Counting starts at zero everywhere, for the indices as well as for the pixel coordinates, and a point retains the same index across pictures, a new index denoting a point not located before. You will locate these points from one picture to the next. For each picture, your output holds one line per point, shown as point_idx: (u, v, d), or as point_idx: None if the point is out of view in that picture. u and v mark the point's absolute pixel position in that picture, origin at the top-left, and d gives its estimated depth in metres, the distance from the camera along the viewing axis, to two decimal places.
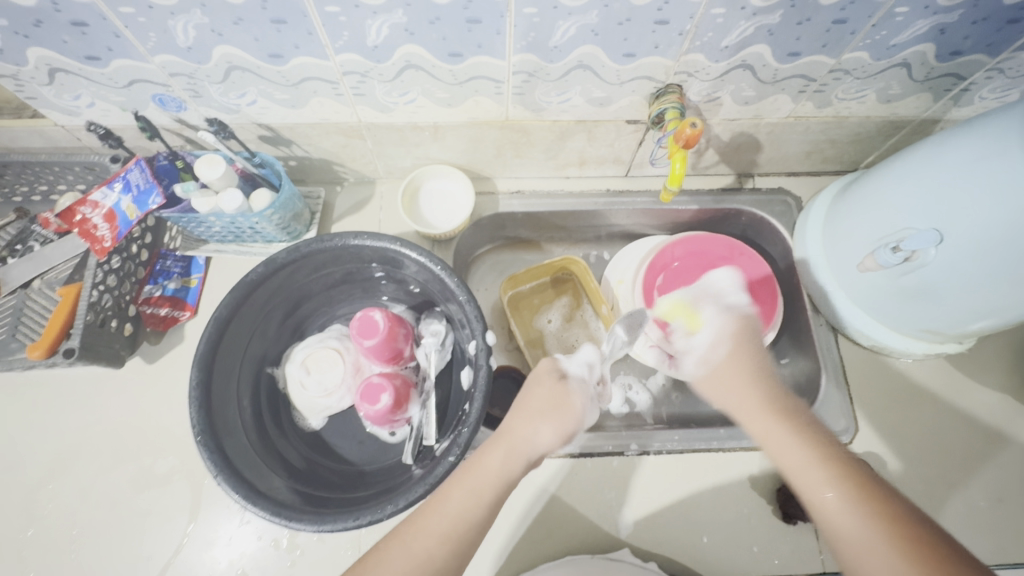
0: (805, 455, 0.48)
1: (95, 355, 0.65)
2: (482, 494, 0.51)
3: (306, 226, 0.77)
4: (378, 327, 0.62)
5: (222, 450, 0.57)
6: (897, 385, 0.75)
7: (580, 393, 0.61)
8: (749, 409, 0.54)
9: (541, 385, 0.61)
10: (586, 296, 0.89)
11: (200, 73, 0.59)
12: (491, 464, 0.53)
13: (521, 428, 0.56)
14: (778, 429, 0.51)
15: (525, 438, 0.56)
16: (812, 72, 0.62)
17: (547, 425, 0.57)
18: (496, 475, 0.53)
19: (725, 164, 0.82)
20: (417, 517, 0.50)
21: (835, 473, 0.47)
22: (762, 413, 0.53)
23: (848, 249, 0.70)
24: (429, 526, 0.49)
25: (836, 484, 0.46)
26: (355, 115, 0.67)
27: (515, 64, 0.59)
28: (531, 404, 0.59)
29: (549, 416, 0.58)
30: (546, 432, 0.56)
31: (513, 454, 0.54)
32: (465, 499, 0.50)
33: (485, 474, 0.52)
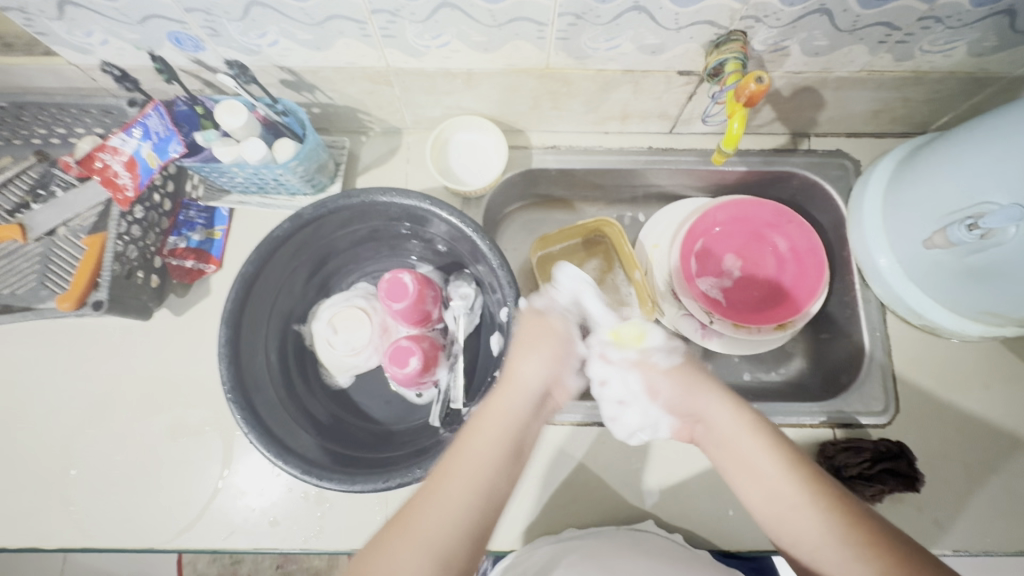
0: (774, 465, 0.48)
1: (123, 308, 0.64)
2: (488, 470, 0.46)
3: (331, 178, 0.73)
4: (408, 290, 0.60)
5: (253, 407, 0.57)
6: (946, 367, 0.71)
7: (562, 319, 0.58)
8: (725, 421, 0.51)
9: (528, 321, 0.57)
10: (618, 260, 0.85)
11: (218, 10, 0.54)
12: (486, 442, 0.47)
13: (521, 383, 0.52)
14: (729, 421, 0.51)
15: (519, 402, 0.51)
16: (898, 19, 0.55)
17: (540, 362, 0.53)
18: (496, 443, 0.48)
19: (781, 122, 0.75)
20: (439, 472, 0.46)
21: (802, 483, 0.47)
22: (748, 437, 0.50)
23: (914, 221, 0.65)
24: (448, 480, 0.45)
25: (815, 507, 0.45)
26: (383, 59, 0.62)
27: (562, 5, 0.53)
28: (527, 339, 0.55)
29: (535, 350, 0.54)
30: (538, 373, 0.53)
31: (512, 420, 0.50)
32: (480, 444, 0.47)
33: (485, 457, 0.46)
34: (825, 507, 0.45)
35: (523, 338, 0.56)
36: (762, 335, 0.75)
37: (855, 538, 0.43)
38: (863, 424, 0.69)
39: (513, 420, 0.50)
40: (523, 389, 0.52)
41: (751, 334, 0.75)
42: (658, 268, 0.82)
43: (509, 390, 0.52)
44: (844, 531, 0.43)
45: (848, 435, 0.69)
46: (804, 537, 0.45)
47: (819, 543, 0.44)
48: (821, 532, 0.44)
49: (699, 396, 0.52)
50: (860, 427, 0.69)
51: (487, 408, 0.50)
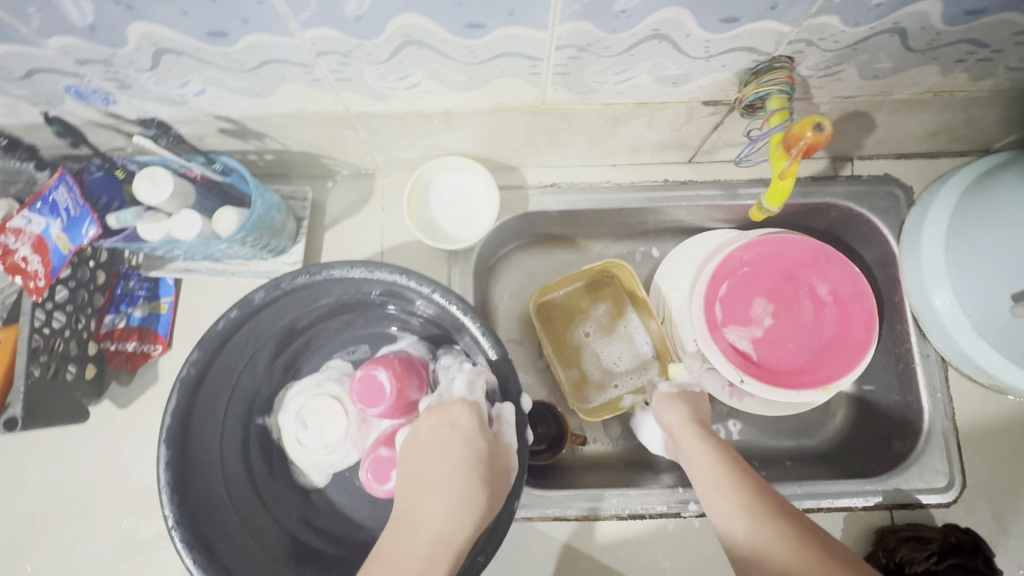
0: (711, 471, 0.49)
1: (47, 416, 0.54)
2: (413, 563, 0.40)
3: (292, 238, 0.62)
4: (385, 391, 0.50)
5: (206, 543, 0.47)
6: (1019, 430, 0.61)
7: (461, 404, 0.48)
8: (695, 454, 0.52)
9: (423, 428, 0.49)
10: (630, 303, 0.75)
11: (120, 59, 0.42)
12: (417, 528, 0.42)
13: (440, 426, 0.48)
14: (694, 452, 0.52)
15: (450, 460, 0.45)
16: (989, 35, 0.43)
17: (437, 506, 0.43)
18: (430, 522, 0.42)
19: (821, 147, 0.63)
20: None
21: (746, 492, 0.46)
22: (702, 458, 0.51)
23: (995, 270, 0.54)
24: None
25: (732, 493, 0.46)
26: (340, 103, 0.50)
27: (560, 37, 0.41)
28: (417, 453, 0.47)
29: (443, 450, 0.46)
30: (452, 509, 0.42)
31: (438, 491, 0.44)
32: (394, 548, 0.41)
33: (412, 540, 0.41)
34: (729, 481, 0.47)
35: (424, 433, 0.48)
36: (802, 398, 0.65)
37: (781, 532, 0.42)
38: (924, 503, 0.59)
39: (449, 478, 0.44)
40: (457, 454, 0.46)
41: (789, 396, 0.65)
42: (678, 316, 0.71)
43: (426, 457, 0.46)
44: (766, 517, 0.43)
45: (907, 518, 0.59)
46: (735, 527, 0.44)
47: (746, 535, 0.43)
48: (727, 495, 0.46)
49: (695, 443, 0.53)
50: (921, 507, 0.59)
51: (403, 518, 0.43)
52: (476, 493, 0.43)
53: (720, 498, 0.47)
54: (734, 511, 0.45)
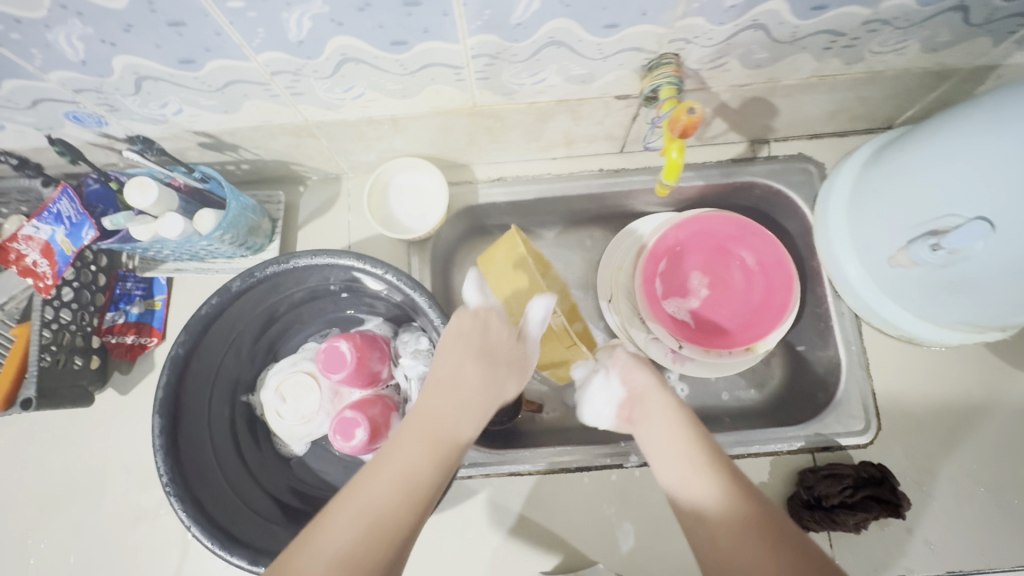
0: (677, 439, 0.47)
1: (57, 400, 0.62)
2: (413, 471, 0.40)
3: (268, 237, 0.70)
4: (346, 359, 0.57)
5: (195, 497, 0.55)
6: (930, 376, 0.68)
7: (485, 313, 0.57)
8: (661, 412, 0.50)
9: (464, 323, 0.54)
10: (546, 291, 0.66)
11: (108, 87, 0.50)
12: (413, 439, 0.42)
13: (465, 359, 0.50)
14: (664, 411, 0.50)
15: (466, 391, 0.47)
16: (841, 26, 0.51)
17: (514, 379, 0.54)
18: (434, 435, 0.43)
19: (736, 132, 0.71)
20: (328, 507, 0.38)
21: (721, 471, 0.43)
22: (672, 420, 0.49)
23: (882, 231, 0.61)
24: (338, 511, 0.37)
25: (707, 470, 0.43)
26: (299, 115, 0.58)
27: (473, 48, 0.49)
28: (457, 344, 0.51)
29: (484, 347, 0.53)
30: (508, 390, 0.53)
31: (445, 412, 0.45)
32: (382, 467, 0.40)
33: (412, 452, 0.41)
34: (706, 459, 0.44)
35: (461, 326, 0.54)
36: (734, 358, 0.72)
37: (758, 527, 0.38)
38: (843, 445, 0.66)
39: (453, 404, 0.46)
40: (469, 384, 0.48)
41: (722, 357, 0.73)
42: (623, 291, 0.78)
43: (455, 377, 0.48)
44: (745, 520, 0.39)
45: (828, 459, 0.65)
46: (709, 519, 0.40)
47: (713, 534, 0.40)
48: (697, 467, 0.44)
49: (651, 397, 0.53)
50: (841, 448, 0.66)
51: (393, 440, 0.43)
52: (472, 416, 0.46)
53: (686, 484, 0.43)
54: (701, 486, 0.42)
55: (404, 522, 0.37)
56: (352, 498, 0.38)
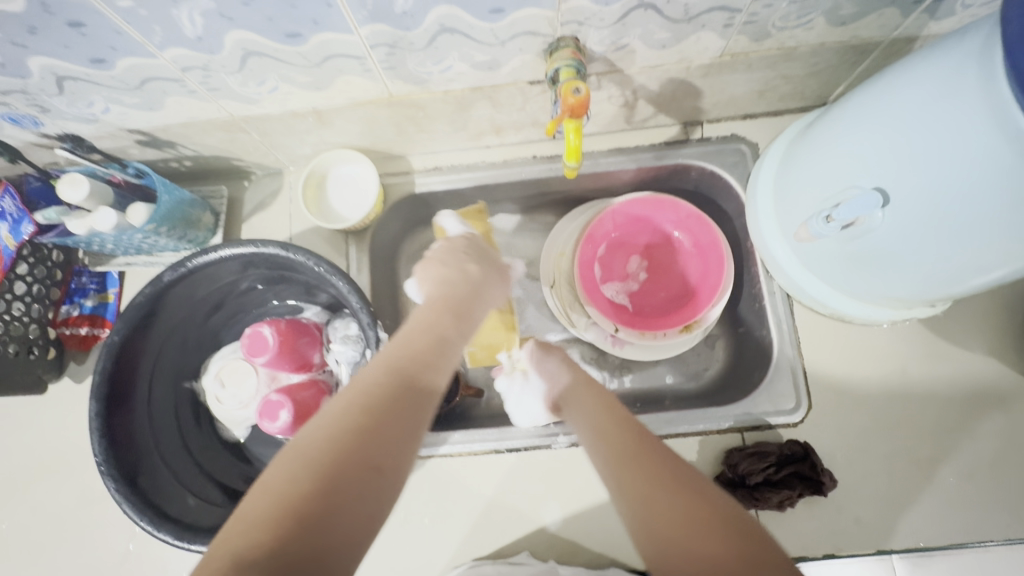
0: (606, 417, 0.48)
1: (8, 386, 0.66)
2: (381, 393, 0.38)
3: (210, 230, 0.73)
4: (268, 344, 0.60)
5: (129, 477, 0.57)
6: (862, 354, 0.67)
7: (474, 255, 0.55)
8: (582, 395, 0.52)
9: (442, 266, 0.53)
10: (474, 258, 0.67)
11: (32, 88, 0.53)
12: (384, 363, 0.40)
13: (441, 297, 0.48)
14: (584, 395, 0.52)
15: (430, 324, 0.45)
16: (734, 2, 0.51)
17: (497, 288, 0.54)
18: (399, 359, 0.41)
19: (665, 114, 0.71)
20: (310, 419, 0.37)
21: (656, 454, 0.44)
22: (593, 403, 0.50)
23: (799, 208, 0.60)
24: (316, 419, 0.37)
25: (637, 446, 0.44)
26: (223, 110, 0.61)
27: (368, 37, 0.51)
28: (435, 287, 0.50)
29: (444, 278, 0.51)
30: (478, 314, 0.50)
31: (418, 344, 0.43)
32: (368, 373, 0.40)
33: (385, 374, 0.39)
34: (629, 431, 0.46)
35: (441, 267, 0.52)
36: (670, 339, 0.72)
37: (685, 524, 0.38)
38: (772, 424, 0.66)
39: (431, 334, 0.44)
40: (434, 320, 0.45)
41: (658, 339, 0.72)
42: (563, 277, 0.77)
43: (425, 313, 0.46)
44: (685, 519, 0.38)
45: (757, 438, 0.65)
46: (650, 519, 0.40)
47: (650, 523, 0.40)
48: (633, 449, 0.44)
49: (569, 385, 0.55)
50: (770, 428, 0.66)
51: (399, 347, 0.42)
52: (444, 345, 0.44)
53: (627, 478, 0.42)
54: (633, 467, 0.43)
55: (364, 439, 0.35)
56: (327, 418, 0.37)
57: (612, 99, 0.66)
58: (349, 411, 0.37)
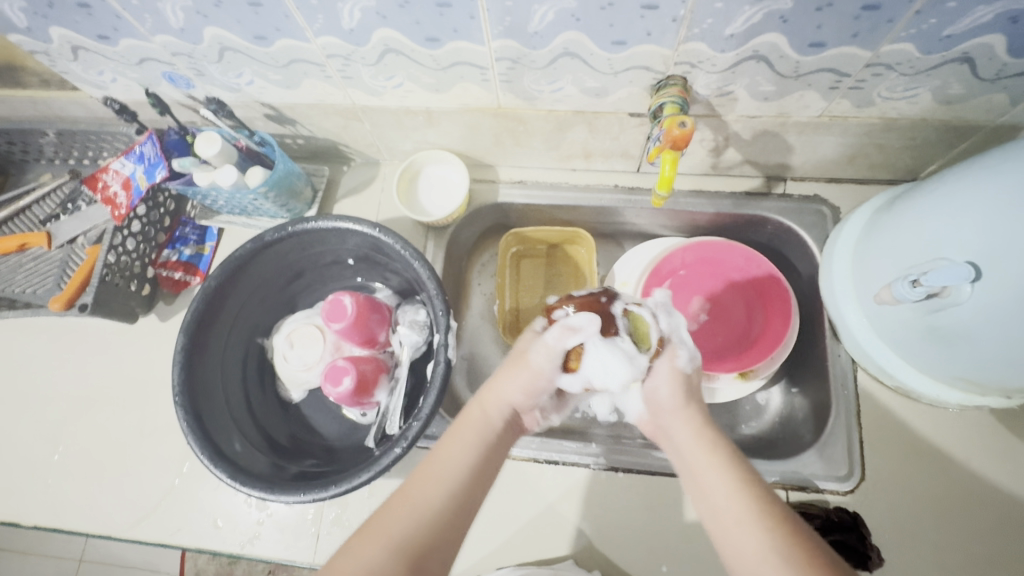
0: (707, 464, 0.46)
1: (108, 310, 0.72)
2: (456, 483, 0.47)
3: (307, 204, 0.79)
4: (346, 312, 0.65)
5: (197, 411, 0.60)
6: (924, 434, 0.65)
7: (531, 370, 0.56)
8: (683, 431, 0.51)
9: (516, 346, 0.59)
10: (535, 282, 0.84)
11: (197, 54, 0.61)
12: (455, 459, 0.49)
13: (492, 392, 0.55)
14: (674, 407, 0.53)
15: (484, 421, 0.53)
16: (844, 66, 0.53)
17: (516, 385, 0.55)
18: (468, 457, 0.49)
19: (750, 165, 0.73)
20: (403, 491, 0.46)
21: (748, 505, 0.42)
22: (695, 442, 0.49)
23: (878, 272, 0.60)
24: (410, 496, 0.45)
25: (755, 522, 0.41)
26: (348, 97, 0.67)
27: (496, 51, 0.56)
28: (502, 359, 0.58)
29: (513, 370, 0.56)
30: (513, 394, 0.55)
31: (478, 448, 0.50)
32: (449, 458, 0.49)
33: (456, 473, 0.48)
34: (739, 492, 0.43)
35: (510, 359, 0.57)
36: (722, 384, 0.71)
37: (761, 521, 0.41)
38: (822, 489, 0.64)
39: (487, 434, 0.52)
40: (486, 418, 0.53)
41: (710, 381, 0.72)
42: None
43: (470, 404, 0.55)
44: (747, 516, 0.42)
45: (802, 499, 0.64)
46: (719, 511, 0.44)
47: (731, 527, 0.42)
48: (728, 499, 0.43)
49: (672, 412, 0.53)
50: (817, 492, 0.64)
51: (462, 427, 0.53)
52: (504, 444, 0.53)
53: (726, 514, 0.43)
54: (729, 504, 0.43)
55: (449, 522, 0.45)
56: (413, 488, 0.46)
57: (703, 142, 0.69)
58: (436, 493, 0.46)
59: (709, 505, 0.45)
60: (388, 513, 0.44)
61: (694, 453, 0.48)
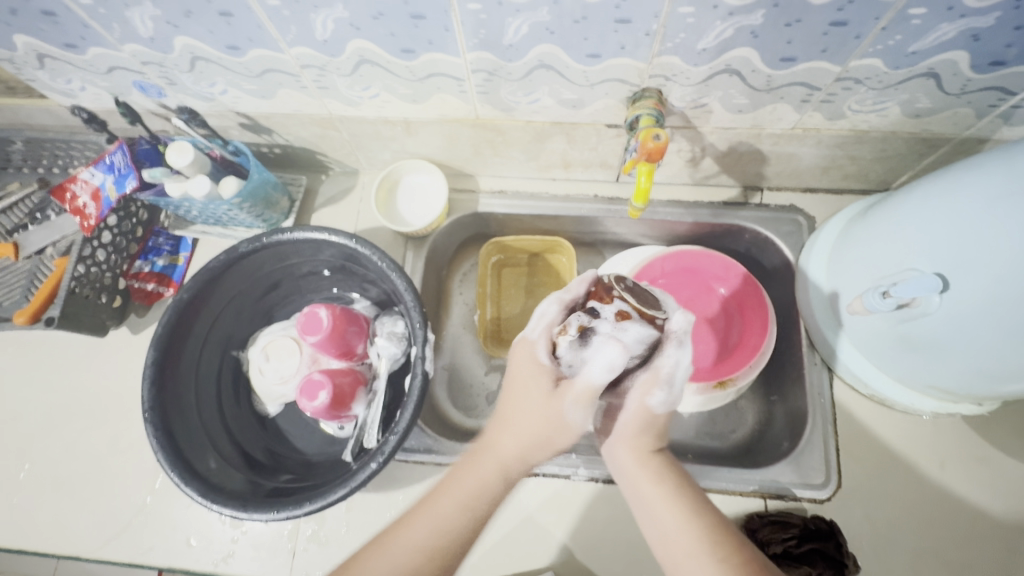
0: (674, 515, 0.45)
1: (76, 324, 0.70)
2: (434, 543, 0.45)
3: (284, 214, 0.78)
4: (322, 324, 0.64)
5: (168, 428, 0.58)
6: (899, 440, 0.66)
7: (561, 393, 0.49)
8: (640, 469, 0.49)
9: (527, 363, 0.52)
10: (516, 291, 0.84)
11: (168, 63, 0.60)
12: (441, 515, 0.47)
13: (489, 444, 0.50)
14: (641, 473, 0.49)
15: (482, 482, 0.48)
16: (815, 80, 0.54)
17: (533, 421, 0.50)
18: (455, 510, 0.47)
19: (727, 175, 0.74)
20: (380, 546, 0.46)
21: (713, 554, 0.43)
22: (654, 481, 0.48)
23: (851, 283, 0.61)
24: (386, 558, 0.45)
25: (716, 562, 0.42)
26: (324, 107, 0.66)
27: (472, 62, 0.55)
28: (518, 386, 0.51)
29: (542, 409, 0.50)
30: (529, 432, 0.49)
31: (472, 495, 0.47)
32: (438, 512, 0.47)
33: (441, 528, 0.46)
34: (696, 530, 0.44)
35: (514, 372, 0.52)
36: (702, 392, 0.72)
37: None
38: (799, 497, 0.64)
39: (496, 486, 0.48)
40: (496, 470, 0.49)
41: (690, 390, 0.72)
42: None
43: (485, 443, 0.51)
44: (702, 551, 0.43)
45: (780, 507, 0.64)
46: (672, 544, 0.45)
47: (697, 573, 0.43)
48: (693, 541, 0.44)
49: (633, 452, 0.50)
50: (795, 499, 0.64)
51: (462, 471, 0.49)
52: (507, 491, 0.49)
53: (685, 553, 0.44)
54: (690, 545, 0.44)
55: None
56: (387, 551, 0.45)
57: (680, 153, 0.69)
58: (414, 553, 0.45)
59: (665, 542, 0.45)
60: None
61: (655, 494, 0.47)
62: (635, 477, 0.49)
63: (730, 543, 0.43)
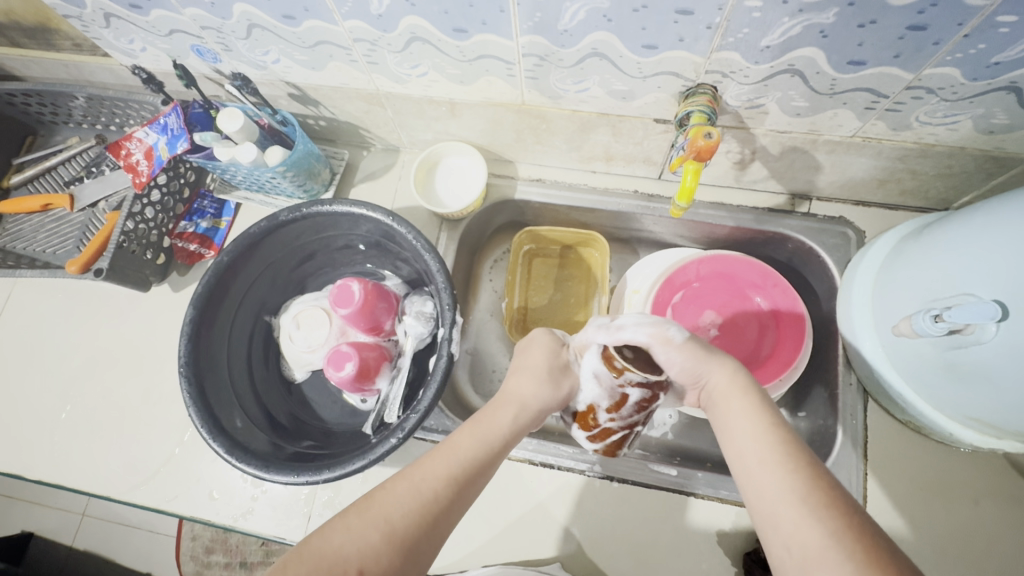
0: (747, 423, 0.45)
1: (123, 277, 0.72)
2: (459, 475, 0.44)
3: (324, 185, 0.79)
4: (354, 299, 0.65)
5: (200, 383, 0.60)
6: (932, 470, 0.64)
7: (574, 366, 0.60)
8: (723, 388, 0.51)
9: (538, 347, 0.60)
10: (545, 282, 0.83)
11: (226, 29, 0.61)
12: (465, 450, 0.46)
13: (516, 398, 0.54)
14: (728, 391, 0.50)
15: (505, 425, 0.50)
16: (882, 87, 0.51)
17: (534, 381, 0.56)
18: (477, 449, 0.46)
19: (775, 180, 0.71)
20: (409, 467, 0.43)
21: (785, 461, 0.41)
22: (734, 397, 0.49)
23: (899, 302, 0.58)
24: (413, 475, 0.43)
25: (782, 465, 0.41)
26: (372, 82, 0.67)
27: (524, 46, 0.55)
28: (526, 363, 0.58)
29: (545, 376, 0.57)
30: (539, 393, 0.55)
31: (490, 441, 0.48)
32: (465, 443, 0.47)
33: (464, 462, 0.45)
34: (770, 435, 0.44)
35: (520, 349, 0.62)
36: None
37: (796, 479, 0.39)
38: None
39: (507, 434, 0.49)
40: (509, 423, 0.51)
41: None
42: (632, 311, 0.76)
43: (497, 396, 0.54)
44: (769, 456, 0.42)
45: None
46: (745, 453, 0.44)
47: (761, 470, 0.41)
48: (764, 447, 0.43)
49: (707, 364, 0.53)
50: None
51: (480, 417, 0.51)
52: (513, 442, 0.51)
53: (758, 454, 0.42)
54: (761, 451, 0.43)
55: (445, 505, 0.42)
56: (413, 472, 0.43)
57: (729, 154, 0.67)
58: (441, 475, 0.43)
59: (738, 450, 0.45)
60: (387, 489, 0.41)
61: (737, 407, 0.48)
62: (724, 392, 0.50)
63: (798, 454, 0.42)
